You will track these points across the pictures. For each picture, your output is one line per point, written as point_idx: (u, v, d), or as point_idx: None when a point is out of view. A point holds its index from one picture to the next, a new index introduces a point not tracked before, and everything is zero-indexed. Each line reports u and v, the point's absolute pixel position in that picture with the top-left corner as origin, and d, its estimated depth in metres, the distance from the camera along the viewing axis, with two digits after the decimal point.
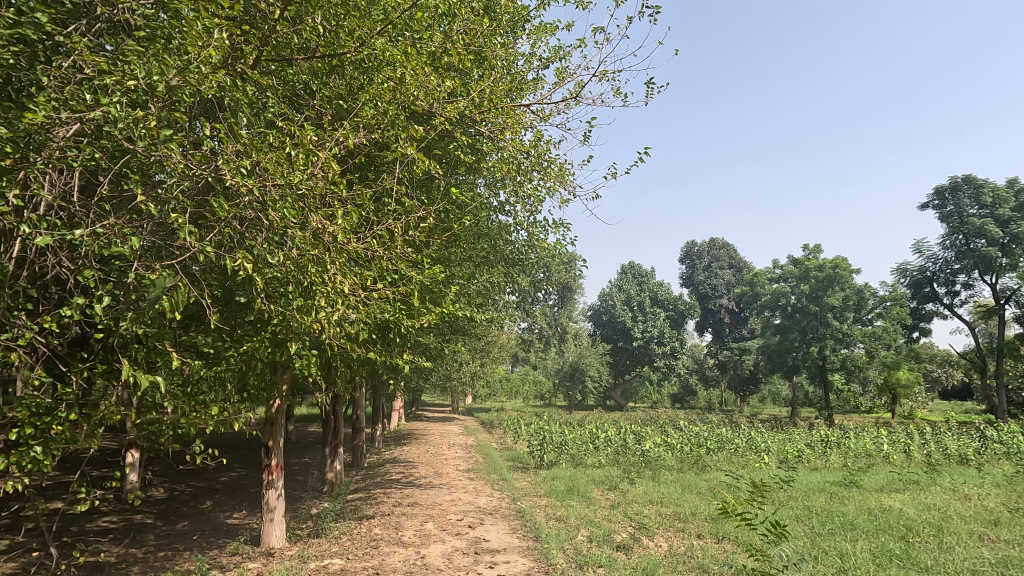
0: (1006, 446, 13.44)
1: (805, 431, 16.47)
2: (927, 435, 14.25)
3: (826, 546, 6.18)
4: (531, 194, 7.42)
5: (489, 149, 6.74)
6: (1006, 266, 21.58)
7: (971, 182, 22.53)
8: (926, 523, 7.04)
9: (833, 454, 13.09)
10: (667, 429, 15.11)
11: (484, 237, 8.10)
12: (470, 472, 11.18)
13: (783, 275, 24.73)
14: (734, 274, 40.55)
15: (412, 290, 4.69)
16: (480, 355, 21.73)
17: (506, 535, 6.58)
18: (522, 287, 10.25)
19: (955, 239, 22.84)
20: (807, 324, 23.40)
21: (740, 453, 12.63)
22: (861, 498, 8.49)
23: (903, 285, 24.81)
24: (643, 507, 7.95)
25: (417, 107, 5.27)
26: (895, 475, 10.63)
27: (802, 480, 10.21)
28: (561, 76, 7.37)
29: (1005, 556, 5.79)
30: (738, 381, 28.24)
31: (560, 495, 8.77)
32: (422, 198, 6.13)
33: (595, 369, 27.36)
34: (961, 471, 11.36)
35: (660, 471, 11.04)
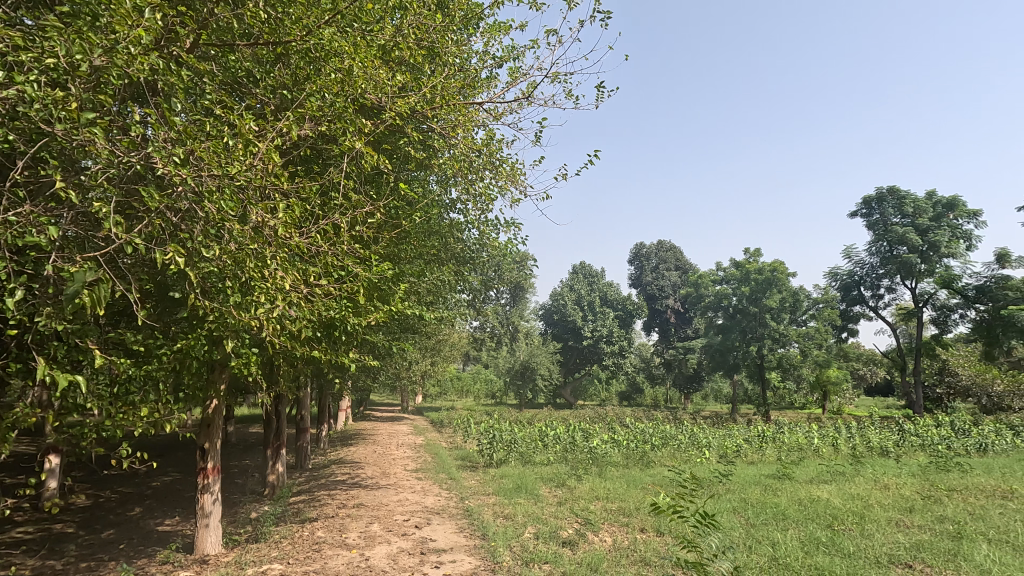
0: (922, 439, 14.50)
1: (744, 426, 17.21)
2: (853, 429, 15.20)
3: (760, 535, 6.47)
4: (482, 192, 7.43)
5: (440, 146, 6.69)
6: (924, 272, 23.25)
7: (895, 194, 24.13)
8: (850, 511, 7.51)
9: (769, 449, 13.75)
10: (613, 426, 15.46)
11: (435, 234, 8.02)
12: (418, 472, 11.08)
13: (725, 277, 25.71)
14: (680, 275, 41.97)
15: (360, 288, 4.62)
16: (430, 353, 21.53)
17: (452, 535, 6.56)
18: (473, 285, 10.22)
19: (880, 246, 24.40)
20: (747, 324, 24.45)
21: (683, 449, 13.09)
22: (793, 490, 8.97)
23: (834, 288, 26.31)
24: (589, 503, 8.09)
25: (365, 101, 5.16)
26: (824, 468, 11.28)
27: (740, 473, 10.67)
28: (514, 76, 7.38)
29: (918, 541, 6.24)
30: (682, 379, 29.19)
31: (508, 493, 8.82)
32: (371, 193, 6.02)
33: (545, 368, 27.64)
34: (881, 462, 12.19)
35: (606, 467, 11.31)
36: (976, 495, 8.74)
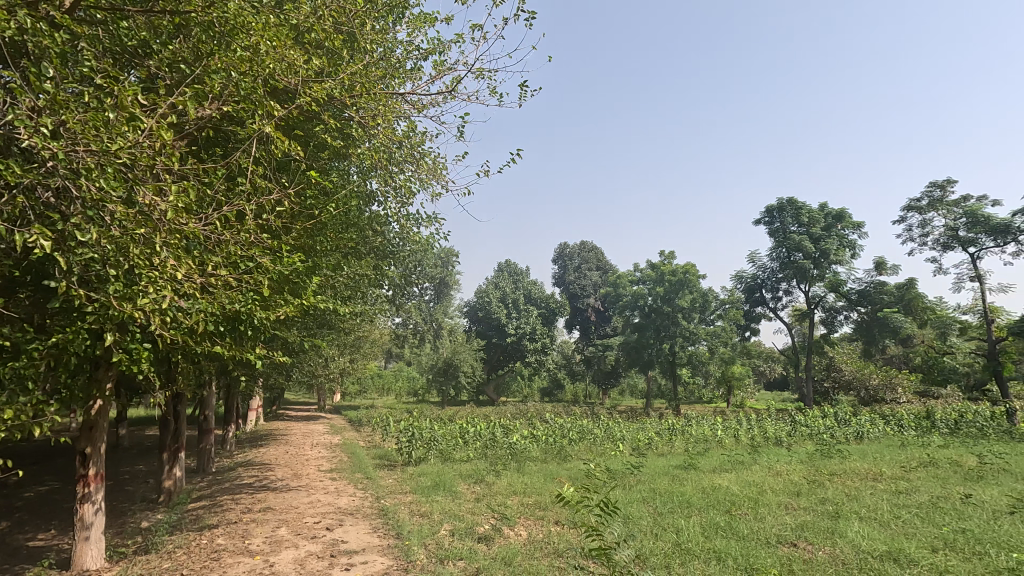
0: (810, 429, 15.90)
1: (656, 420, 18.07)
2: (752, 421, 16.43)
3: (666, 523, 6.81)
4: (403, 185, 7.30)
5: (358, 136, 6.49)
6: (816, 276, 25.50)
7: (793, 205, 26.12)
8: (746, 497, 8.12)
9: (678, 441, 14.55)
10: (533, 421, 15.73)
11: (353, 227, 7.76)
12: (332, 472, 10.70)
13: (642, 278, 26.72)
14: (601, 275, 43.60)
15: (266, 281, 4.38)
16: (349, 349, 20.89)
17: (365, 535, 6.39)
18: (394, 281, 9.98)
19: (780, 252, 26.42)
20: (661, 323, 25.69)
21: (598, 443, 13.57)
22: (697, 479, 9.54)
23: (739, 290, 28.20)
24: (507, 498, 8.19)
25: (276, 83, 4.91)
26: (725, 457, 12.07)
27: (650, 465, 11.20)
28: (438, 69, 7.30)
29: (802, 521, 6.84)
30: (601, 375, 30.24)
31: (425, 491, 8.74)
32: (282, 181, 5.73)
33: (468, 365, 27.59)
34: (775, 451, 13.25)
35: (524, 462, 11.50)
36: (851, 478, 9.72)
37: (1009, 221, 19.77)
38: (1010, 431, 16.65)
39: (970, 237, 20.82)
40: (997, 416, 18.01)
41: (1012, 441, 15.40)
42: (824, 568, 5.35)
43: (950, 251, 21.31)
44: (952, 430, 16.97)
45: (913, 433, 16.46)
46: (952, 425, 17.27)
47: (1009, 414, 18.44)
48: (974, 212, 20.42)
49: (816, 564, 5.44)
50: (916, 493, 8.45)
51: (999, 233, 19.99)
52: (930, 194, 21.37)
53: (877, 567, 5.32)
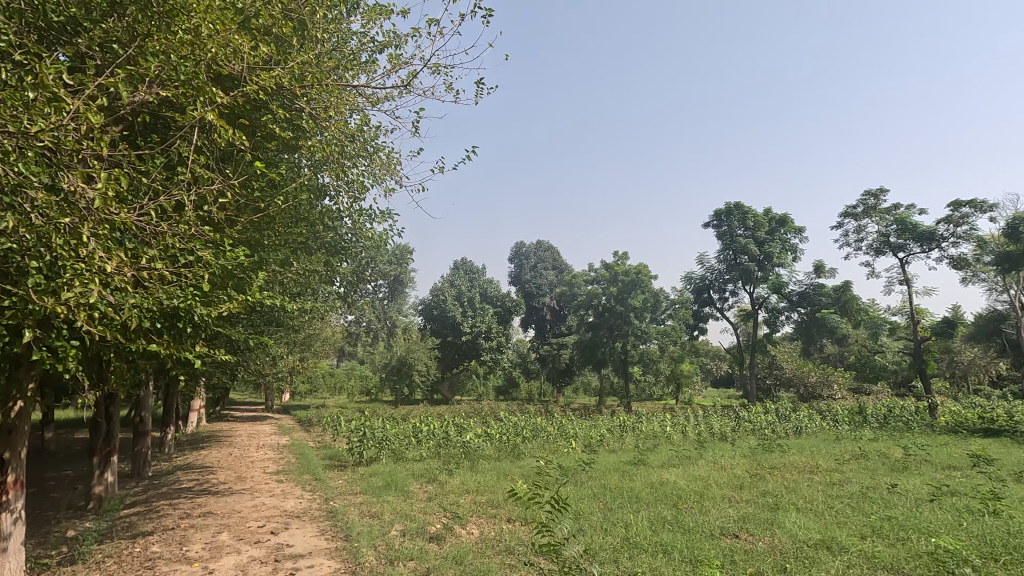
0: (753, 424, 16.58)
1: (608, 417, 18.43)
2: (699, 417, 16.99)
3: (615, 518, 6.95)
4: (356, 180, 7.16)
5: (309, 127, 6.32)
6: (760, 278, 26.59)
7: (740, 209, 27.10)
8: (692, 491, 8.39)
9: (629, 437, 14.88)
10: (487, 420, 15.73)
11: (303, 221, 7.52)
12: (278, 474, 10.36)
13: (596, 278, 27.03)
14: (557, 274, 44.02)
15: (207, 275, 4.19)
16: (299, 347, 20.30)
17: (311, 538, 6.22)
18: (345, 277, 9.71)
19: (727, 254, 27.39)
20: (614, 322, 26.14)
21: (551, 440, 13.72)
22: (646, 474, 9.78)
23: (689, 290, 29.05)
24: (459, 497, 8.17)
25: (221, 69, 4.73)
26: (673, 453, 12.43)
27: (601, 461, 11.39)
28: (393, 62, 7.18)
29: (744, 513, 7.13)
30: (555, 373, 30.54)
31: (376, 491, 8.60)
32: (226, 171, 5.52)
33: (423, 364, 27.31)
34: (720, 445, 13.76)
35: (477, 461, 11.50)
36: (790, 471, 10.20)
37: (933, 228, 21.20)
38: (931, 425, 17.89)
39: (899, 243, 22.20)
40: (921, 410, 19.32)
41: (933, 433, 16.56)
42: (763, 557, 5.59)
43: (882, 256, 22.66)
44: (881, 424, 18.08)
45: (846, 427, 17.44)
46: (881, 419, 18.38)
47: (931, 409, 19.81)
48: (903, 219, 21.78)
49: (756, 555, 5.66)
50: (848, 484, 8.96)
51: (925, 239, 21.41)
52: (865, 202, 22.65)
53: (812, 555, 5.60)
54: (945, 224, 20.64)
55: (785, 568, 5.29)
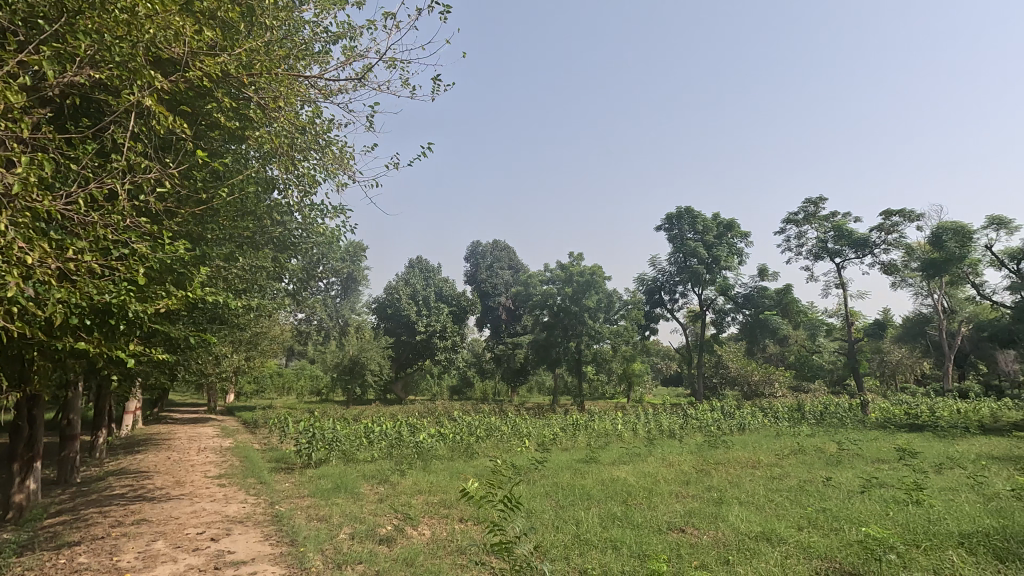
0: (699, 421, 17.15)
1: (561, 416, 18.60)
2: (649, 415, 17.44)
3: (567, 516, 7.02)
4: (306, 173, 6.95)
5: (257, 117, 6.10)
6: (708, 280, 27.50)
7: (690, 213, 27.91)
8: (641, 487, 8.59)
9: (581, 436, 15.10)
10: (441, 419, 15.62)
11: (248, 215, 7.25)
12: (220, 478, 9.94)
13: (552, 278, 27.21)
14: (512, 274, 44.15)
15: (144, 269, 3.98)
16: (244, 346, 19.53)
17: (254, 544, 5.99)
18: (295, 273, 9.40)
19: (678, 257, 28.16)
20: (569, 322, 26.39)
21: (505, 439, 13.76)
22: (597, 472, 9.94)
23: (641, 291, 29.70)
24: (411, 497, 8.07)
25: (161, 52, 4.50)
26: (624, 450, 12.70)
27: (554, 459, 11.52)
28: (347, 55, 6.99)
29: (690, 508, 7.34)
30: (510, 373, 30.60)
31: (325, 493, 8.37)
32: (166, 160, 5.25)
33: (376, 363, 26.81)
34: (669, 442, 14.17)
35: (431, 461, 11.40)
36: (734, 466, 10.61)
37: (867, 236, 22.51)
38: (863, 421, 18.99)
39: (836, 249, 23.44)
40: (854, 407, 20.48)
41: (863, 429, 17.59)
42: (708, 550, 5.78)
43: (820, 261, 23.88)
44: (818, 420, 19.05)
45: (786, 424, 18.30)
46: (818, 416, 19.35)
47: (863, 405, 21.01)
48: (840, 226, 23.03)
49: (702, 548, 5.84)
50: (787, 477, 9.39)
51: (859, 246, 22.68)
52: (806, 210, 23.82)
53: (753, 546, 5.84)
54: (878, 231, 21.97)
55: (727, 560, 5.48)
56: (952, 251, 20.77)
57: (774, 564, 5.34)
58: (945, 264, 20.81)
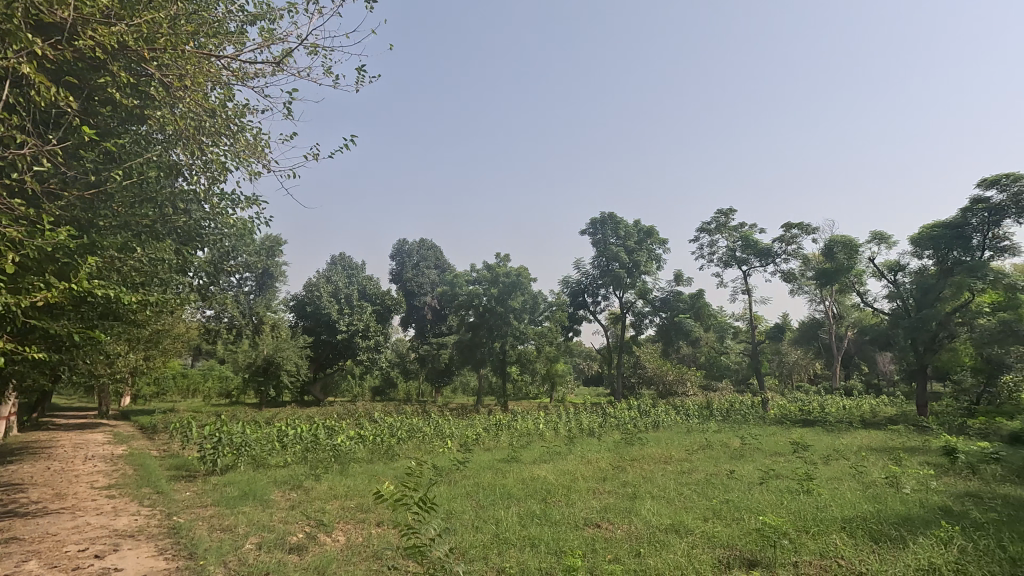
0: (617, 420, 17.78)
1: (485, 416, 18.64)
2: (570, 415, 17.83)
3: (487, 516, 7.02)
4: (215, 160, 6.50)
5: (159, 96, 5.65)
6: (629, 284, 28.58)
7: (612, 219, 28.91)
8: (561, 485, 8.75)
9: (504, 436, 15.17)
10: (360, 421, 15.13)
11: (147, 202, 6.66)
12: (110, 489, 9.07)
13: (478, 278, 27.10)
14: (439, 274, 43.72)
15: (14, 257, 3.56)
16: (143, 344, 17.98)
17: (145, 560, 5.49)
18: (202, 265, 8.75)
19: (601, 261, 29.05)
20: (494, 323, 26.41)
21: (427, 441, 13.59)
22: (518, 471, 10.01)
23: (565, 293, 30.37)
24: (325, 503, 7.74)
25: (45, 15, 4.06)
26: (544, 449, 12.89)
27: (475, 460, 11.49)
28: (265, 37, 6.57)
29: (605, 504, 7.57)
30: (434, 374, 30.20)
31: (231, 502, 7.86)
32: (48, 136, 4.73)
33: (292, 363, 25.57)
34: (588, 441, 14.57)
35: (348, 464, 11.02)
36: (648, 462, 11.08)
37: (770, 246, 24.33)
38: (763, 417, 20.47)
39: (743, 257, 25.14)
40: (755, 404, 22.06)
41: (764, 424, 18.95)
42: (620, 544, 5.98)
43: (729, 268, 25.55)
44: (724, 417, 20.29)
45: (696, 421, 19.37)
46: (724, 413, 20.66)
47: (764, 403, 22.65)
48: (747, 236, 24.73)
49: (615, 542, 6.03)
50: (695, 471, 9.95)
51: (764, 255, 24.45)
52: (718, 220, 25.37)
53: (662, 539, 6.10)
54: (779, 243, 23.83)
55: (638, 552, 5.70)
56: (841, 262, 22.90)
57: (682, 555, 5.61)
58: (835, 274, 22.96)
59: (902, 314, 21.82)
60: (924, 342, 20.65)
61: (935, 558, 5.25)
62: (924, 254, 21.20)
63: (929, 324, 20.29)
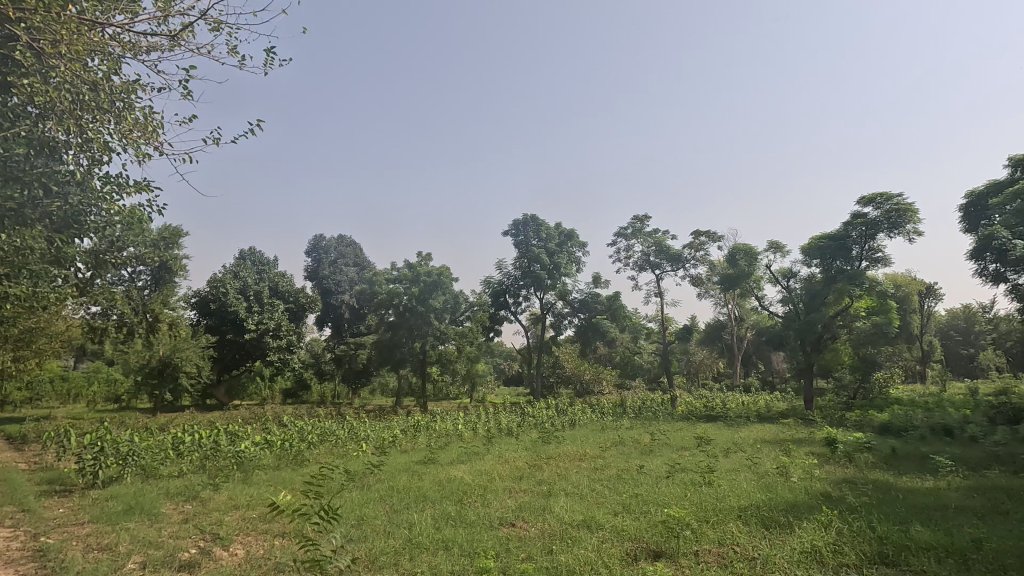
0: (535, 419, 18.02)
1: (403, 418, 18.24)
2: (489, 415, 17.89)
3: (400, 520, 6.84)
4: (97, 139, 5.85)
5: (27, 63, 5.00)
6: (549, 285, 29.11)
7: (534, 221, 29.36)
8: (477, 485, 8.73)
9: (421, 437, 14.93)
10: (268, 425, 14.30)
11: (12, 181, 5.87)
12: None
13: (398, 277, 26.55)
14: (357, 272, 42.42)
15: None
16: (11, 343, 15.91)
17: None
18: (80, 255, 7.82)
19: (522, 262, 29.38)
20: (414, 323, 25.92)
21: (340, 444, 13.07)
22: (435, 473, 9.88)
23: (487, 293, 30.39)
24: (224, 515, 7.20)
25: None
26: (462, 449, 12.83)
27: (390, 462, 11.18)
28: (161, 7, 6.00)
29: (521, 503, 7.63)
30: (351, 374, 29.21)
31: (112, 517, 7.11)
32: None
33: (193, 364, 23.67)
34: (506, 440, 14.66)
35: (252, 472, 10.35)
36: (563, 460, 11.31)
37: (680, 252, 25.74)
38: (671, 413, 21.60)
39: (656, 262, 26.37)
40: (665, 402, 23.25)
41: (671, 420, 20.03)
42: (534, 542, 6.04)
43: (643, 271, 26.68)
44: (636, 414, 21.18)
45: (611, 418, 20.09)
46: (637, 410, 21.55)
47: (673, 400, 23.91)
48: (660, 242, 25.97)
49: (529, 540, 6.09)
50: (607, 467, 10.29)
51: (675, 260, 25.81)
52: (634, 225, 26.46)
53: (575, 535, 6.23)
54: (689, 249, 25.24)
55: (550, 550, 5.77)
56: (742, 269, 24.61)
57: (592, 550, 5.74)
58: (737, 279, 24.64)
59: (793, 317, 23.51)
60: (811, 343, 22.34)
61: (818, 541, 5.74)
62: (813, 263, 23.20)
63: (816, 326, 21.97)
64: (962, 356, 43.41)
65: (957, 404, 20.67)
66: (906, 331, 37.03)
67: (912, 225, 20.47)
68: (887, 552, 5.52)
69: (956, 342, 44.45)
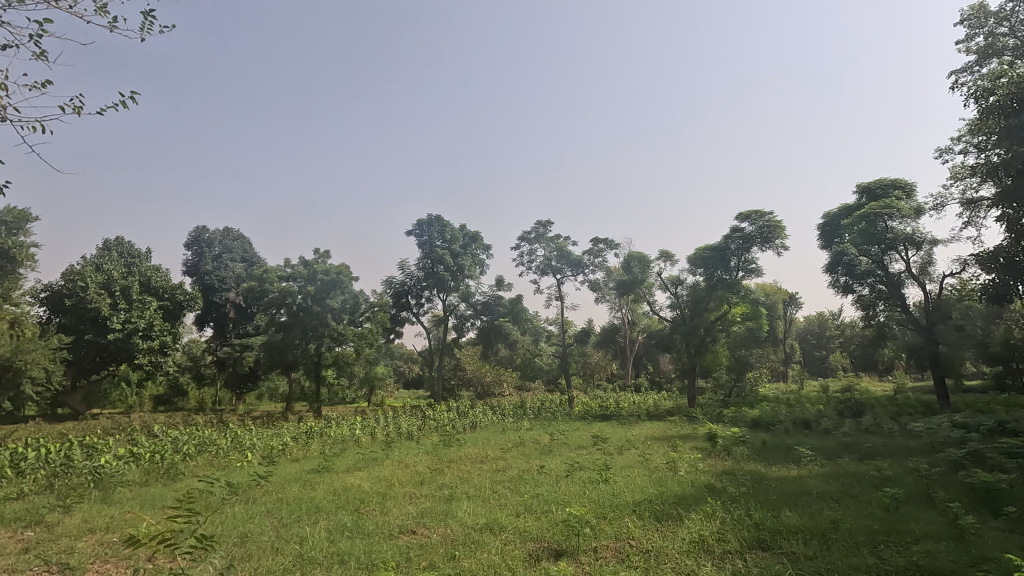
0: (436, 421, 17.79)
1: (294, 424, 17.06)
2: (389, 419, 17.35)
3: (288, 535, 6.36)
4: None
5: None
6: (452, 287, 28.92)
7: (439, 222, 28.99)
8: (374, 493, 8.38)
9: (315, 443, 14.09)
10: (133, 436, 12.74)
11: None
12: None
13: (292, 275, 24.96)
14: (244, 268, 39.25)
15: None
16: None
17: None
18: None
19: (425, 263, 28.90)
20: (309, 323, 24.54)
21: (222, 454, 11.98)
22: (328, 481, 9.33)
23: (388, 294, 29.49)
24: (77, 541, 6.28)
25: None
26: (359, 456, 12.24)
27: (280, 473, 10.40)
28: None
29: (422, 508, 7.42)
30: (234, 379, 26.65)
31: None
32: None
33: (40, 368, 20.43)
34: (406, 445, 14.28)
35: (113, 490, 9.09)
36: (464, 463, 11.23)
37: (580, 257, 26.74)
38: (569, 413, 22.30)
39: (558, 266, 27.09)
40: (562, 402, 23.96)
41: (568, 420, 20.67)
42: (435, 548, 5.87)
43: (545, 275, 27.29)
44: (535, 415, 21.58)
45: (511, 420, 20.27)
46: (536, 411, 22.02)
47: (570, 400, 24.68)
48: (561, 248, 26.78)
49: (430, 547, 5.91)
50: (509, 468, 10.35)
51: (575, 264, 26.82)
52: (536, 230, 27.02)
53: (476, 538, 6.15)
54: (588, 255, 26.27)
55: (453, 556, 5.64)
56: (636, 275, 26.07)
57: (494, 553, 5.69)
58: (631, 285, 26.08)
59: (680, 321, 25.17)
60: (695, 345, 23.91)
61: (704, 530, 6.14)
62: (697, 271, 24.98)
63: (699, 329, 23.86)
64: (816, 356, 49.24)
65: (812, 400, 23.27)
66: (772, 334, 41.40)
67: (780, 240, 22.89)
68: (763, 537, 6.02)
69: (812, 344, 50.25)
